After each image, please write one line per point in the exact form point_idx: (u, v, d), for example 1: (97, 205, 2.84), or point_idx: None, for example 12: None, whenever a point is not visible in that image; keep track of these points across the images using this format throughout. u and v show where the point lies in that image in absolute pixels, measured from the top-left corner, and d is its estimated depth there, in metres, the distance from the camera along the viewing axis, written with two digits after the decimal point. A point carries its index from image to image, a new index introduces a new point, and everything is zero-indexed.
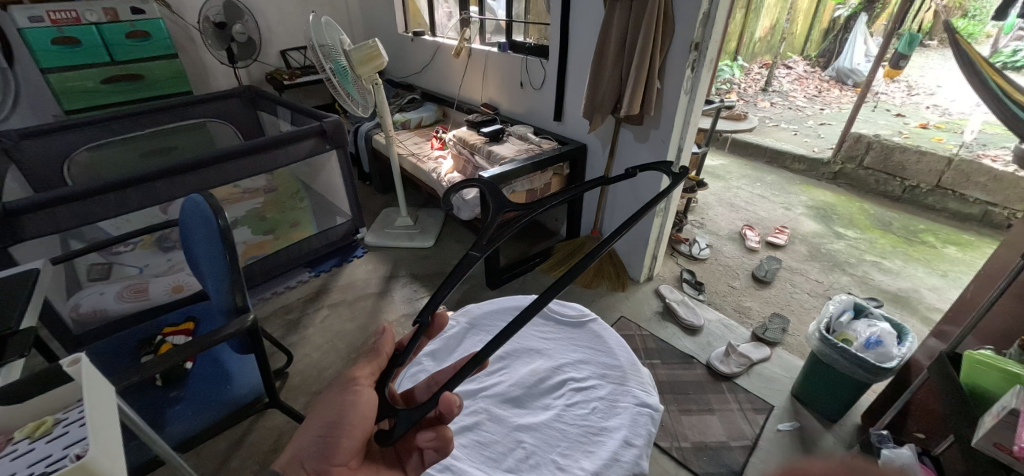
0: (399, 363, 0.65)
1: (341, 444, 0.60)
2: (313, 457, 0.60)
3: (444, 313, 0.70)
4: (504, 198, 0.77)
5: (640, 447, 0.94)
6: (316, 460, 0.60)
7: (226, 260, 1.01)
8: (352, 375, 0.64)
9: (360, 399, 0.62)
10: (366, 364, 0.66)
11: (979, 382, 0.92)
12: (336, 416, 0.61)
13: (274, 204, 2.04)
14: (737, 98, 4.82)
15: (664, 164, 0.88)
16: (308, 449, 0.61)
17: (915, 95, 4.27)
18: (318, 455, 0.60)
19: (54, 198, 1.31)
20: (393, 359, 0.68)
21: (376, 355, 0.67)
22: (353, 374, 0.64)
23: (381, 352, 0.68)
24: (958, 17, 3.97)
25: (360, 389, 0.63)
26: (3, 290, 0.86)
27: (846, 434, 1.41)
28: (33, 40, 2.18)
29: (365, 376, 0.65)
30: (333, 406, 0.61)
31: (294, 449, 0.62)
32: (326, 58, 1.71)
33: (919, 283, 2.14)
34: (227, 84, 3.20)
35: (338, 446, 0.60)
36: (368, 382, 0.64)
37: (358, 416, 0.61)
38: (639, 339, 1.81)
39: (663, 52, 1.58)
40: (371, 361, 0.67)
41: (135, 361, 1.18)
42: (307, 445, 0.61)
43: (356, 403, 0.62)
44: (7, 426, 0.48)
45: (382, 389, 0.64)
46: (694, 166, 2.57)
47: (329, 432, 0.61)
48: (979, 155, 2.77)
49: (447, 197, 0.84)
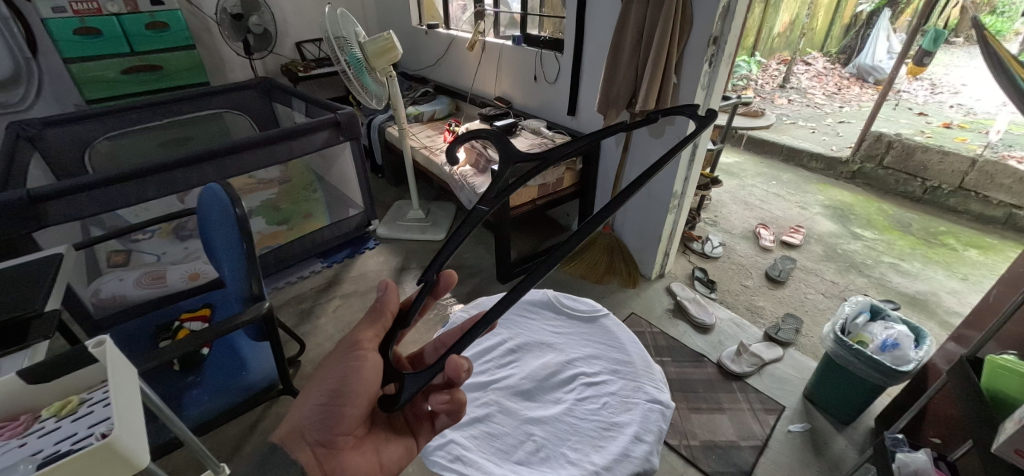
0: (405, 325, 0.67)
1: (346, 413, 0.64)
2: (316, 427, 0.63)
3: (449, 275, 0.68)
4: (512, 153, 0.69)
5: (651, 443, 0.94)
6: (318, 431, 0.63)
7: (243, 249, 1.03)
8: (355, 340, 0.65)
9: (363, 365, 0.64)
10: (368, 328, 0.67)
11: (1000, 387, 0.90)
12: (339, 384, 0.63)
13: (288, 194, 2.10)
14: (754, 94, 4.72)
15: (689, 107, 0.76)
16: (309, 419, 0.63)
17: (939, 93, 4.15)
18: (321, 425, 0.63)
19: (77, 184, 1.34)
20: (398, 320, 0.70)
21: (379, 316, 0.68)
22: (356, 338, 0.66)
23: (385, 311, 0.69)
24: (987, 13, 3.85)
25: (364, 354, 0.64)
26: (30, 274, 0.88)
27: (858, 437, 1.40)
28: (57, 30, 2.22)
29: (368, 340, 0.66)
30: (336, 374, 0.63)
31: (293, 421, 0.63)
32: (342, 50, 1.71)
33: (939, 286, 2.09)
34: (243, 76, 3.23)
35: (341, 414, 0.64)
36: (371, 346, 0.66)
37: (361, 384, 0.64)
38: (649, 336, 1.80)
39: (680, 47, 1.56)
40: (374, 325, 0.68)
41: (154, 346, 1.20)
42: (308, 416, 0.63)
43: (360, 369, 0.64)
44: (34, 405, 0.49)
45: (387, 353, 0.66)
46: (710, 162, 2.53)
47: (332, 401, 0.64)
48: (1004, 156, 2.70)
49: (451, 150, 0.73)
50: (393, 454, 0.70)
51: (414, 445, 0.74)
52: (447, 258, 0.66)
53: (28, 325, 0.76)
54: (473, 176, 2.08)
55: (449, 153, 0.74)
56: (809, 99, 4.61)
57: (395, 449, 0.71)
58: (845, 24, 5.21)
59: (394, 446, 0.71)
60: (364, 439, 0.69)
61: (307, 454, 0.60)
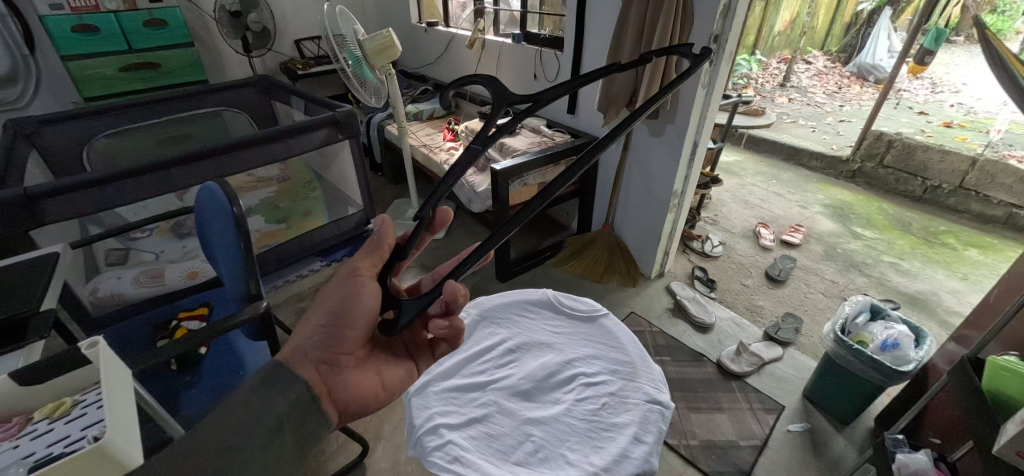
0: (403, 257, 0.71)
1: (346, 334, 0.64)
2: (318, 346, 0.61)
3: (445, 211, 0.70)
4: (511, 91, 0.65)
5: (651, 444, 0.93)
6: (320, 350, 0.61)
7: (241, 247, 1.02)
8: (354, 267, 0.69)
9: (362, 289, 0.67)
10: (365, 258, 0.71)
11: (1003, 387, 0.89)
12: (339, 305, 0.65)
13: (287, 192, 2.13)
14: (754, 93, 4.70)
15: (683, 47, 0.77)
16: (311, 339, 0.61)
17: (939, 92, 4.14)
18: (322, 345, 0.62)
19: (74, 183, 1.33)
20: (395, 252, 0.74)
21: (377, 250, 0.72)
22: (355, 266, 0.70)
23: (381, 245, 0.73)
24: (988, 12, 3.84)
25: (362, 280, 0.68)
26: (25, 272, 0.87)
27: (858, 437, 1.39)
28: (54, 27, 2.21)
29: (365, 268, 0.70)
30: (335, 295, 0.66)
31: (293, 343, 0.60)
32: (341, 48, 1.70)
33: (939, 285, 2.09)
34: (242, 74, 3.22)
35: (342, 335, 0.64)
36: (369, 274, 0.70)
37: (360, 307, 0.66)
38: (649, 335, 1.80)
39: (681, 44, 1.54)
40: (371, 255, 0.72)
41: (150, 346, 1.20)
42: (310, 336, 0.61)
43: (359, 292, 0.67)
44: (27, 406, 0.49)
45: (386, 283, 0.71)
46: (710, 161, 2.52)
47: (333, 322, 0.64)
48: (1004, 155, 2.69)
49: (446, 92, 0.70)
50: (394, 377, 0.70)
51: (415, 371, 0.74)
52: (446, 193, 0.67)
53: (26, 325, 0.76)
54: (472, 174, 2.07)
55: (446, 97, 0.71)
56: (810, 98, 4.59)
57: (396, 372, 0.70)
58: (846, 23, 5.20)
59: (395, 369, 0.71)
60: (366, 361, 0.67)
61: (312, 370, 0.57)
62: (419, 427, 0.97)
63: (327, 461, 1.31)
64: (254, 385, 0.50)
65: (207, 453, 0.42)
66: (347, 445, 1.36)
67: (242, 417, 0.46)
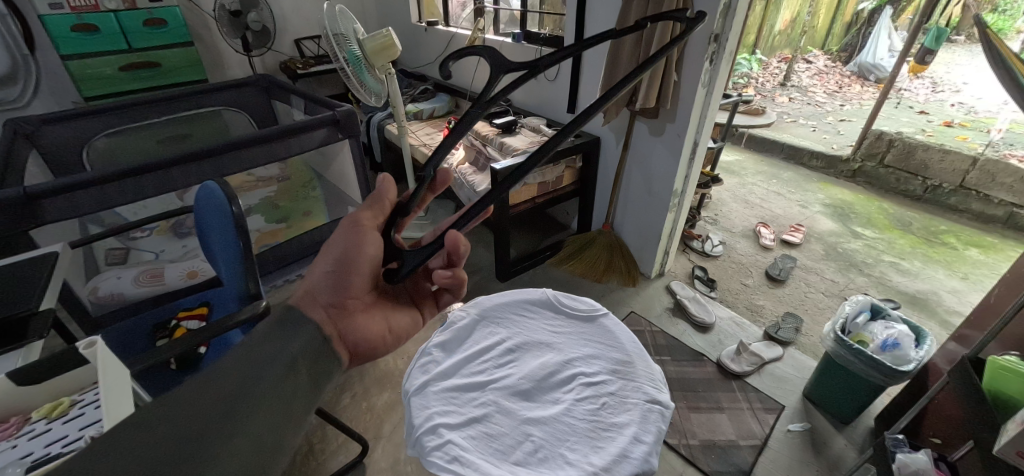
0: (405, 214, 0.68)
1: (354, 279, 0.62)
2: (327, 291, 0.59)
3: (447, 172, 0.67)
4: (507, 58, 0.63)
5: (651, 444, 0.92)
6: (329, 294, 0.59)
7: (240, 247, 1.02)
8: (357, 218, 0.65)
9: (366, 239, 0.63)
10: (366, 210, 0.67)
11: (1003, 387, 0.89)
12: (345, 250, 0.62)
13: (286, 192, 2.11)
14: (755, 92, 4.70)
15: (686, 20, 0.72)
16: (320, 284, 0.59)
17: (940, 92, 4.14)
18: (331, 289, 0.60)
19: (73, 182, 1.33)
20: (397, 208, 0.70)
21: (378, 204, 0.69)
22: (357, 218, 0.65)
23: (383, 200, 0.69)
24: (988, 11, 3.84)
25: (366, 230, 0.64)
26: (23, 272, 0.87)
27: (858, 437, 1.39)
28: (54, 27, 2.21)
29: (368, 221, 0.66)
30: (342, 242, 0.62)
31: (302, 288, 0.59)
32: (341, 47, 1.70)
33: (939, 285, 2.09)
34: (242, 73, 3.22)
35: (350, 281, 0.61)
36: (373, 226, 0.66)
37: (365, 254, 0.62)
38: (649, 334, 1.80)
39: (682, 43, 1.54)
40: (372, 209, 0.68)
41: (149, 345, 1.19)
42: (319, 281, 0.59)
43: (364, 241, 0.63)
44: (25, 406, 0.49)
45: (388, 236, 0.67)
46: (710, 160, 2.51)
47: (340, 267, 0.61)
48: (1005, 154, 2.68)
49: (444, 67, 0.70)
50: (401, 323, 0.69)
51: (419, 319, 0.74)
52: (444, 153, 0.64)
53: (25, 325, 0.75)
54: (472, 173, 2.07)
55: (447, 68, 0.70)
56: (810, 97, 4.59)
57: (403, 319, 0.70)
58: (846, 22, 5.19)
59: (402, 316, 0.70)
60: (375, 307, 0.66)
61: (322, 314, 0.55)
62: (418, 427, 0.97)
63: (327, 460, 1.31)
64: (267, 326, 0.49)
65: (221, 392, 0.41)
66: (347, 444, 1.36)
67: (259, 357, 0.45)
